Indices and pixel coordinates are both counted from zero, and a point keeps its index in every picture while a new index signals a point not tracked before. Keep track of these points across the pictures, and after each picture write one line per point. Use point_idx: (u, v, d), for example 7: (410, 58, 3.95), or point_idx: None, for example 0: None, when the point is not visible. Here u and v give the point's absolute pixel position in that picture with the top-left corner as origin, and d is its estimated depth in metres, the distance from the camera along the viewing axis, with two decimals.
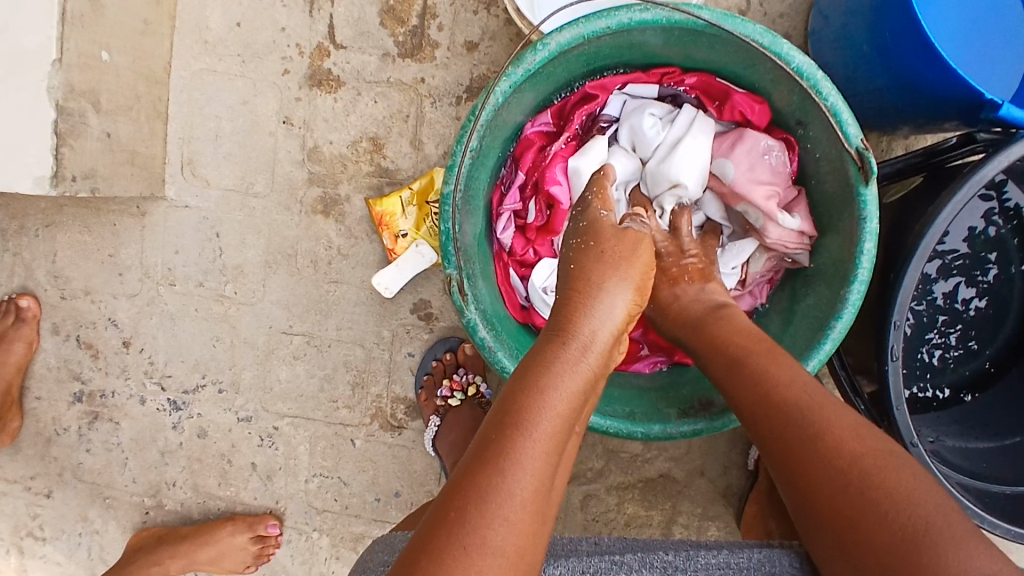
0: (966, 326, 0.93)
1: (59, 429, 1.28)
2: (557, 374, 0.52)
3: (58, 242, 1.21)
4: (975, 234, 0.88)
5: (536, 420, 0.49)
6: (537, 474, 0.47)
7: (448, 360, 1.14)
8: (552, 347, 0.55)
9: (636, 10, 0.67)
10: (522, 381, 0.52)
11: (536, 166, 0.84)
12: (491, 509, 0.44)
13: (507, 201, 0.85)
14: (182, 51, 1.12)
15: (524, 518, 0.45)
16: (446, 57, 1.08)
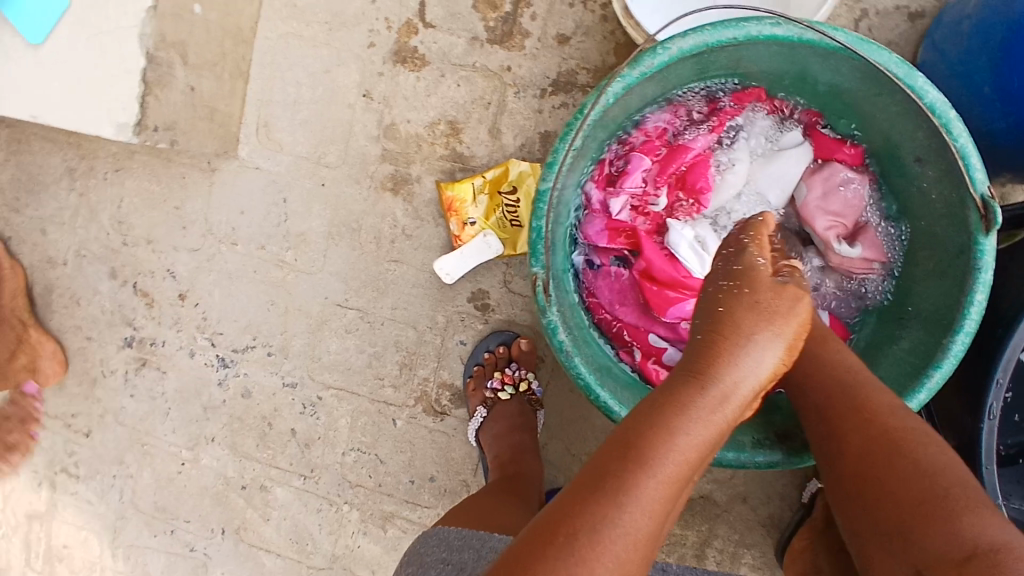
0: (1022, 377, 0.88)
1: (106, 371, 1.31)
2: (689, 421, 0.51)
3: (126, 188, 1.22)
4: None
5: (659, 464, 0.49)
6: (651, 519, 0.48)
7: (501, 353, 1.12)
8: (690, 388, 0.53)
9: (767, 23, 0.65)
10: (651, 418, 0.52)
11: (671, 160, 0.83)
12: (598, 545, 0.46)
13: (631, 184, 0.83)
14: (271, 13, 1.11)
15: (627, 558, 0.47)
16: (536, 47, 1.06)
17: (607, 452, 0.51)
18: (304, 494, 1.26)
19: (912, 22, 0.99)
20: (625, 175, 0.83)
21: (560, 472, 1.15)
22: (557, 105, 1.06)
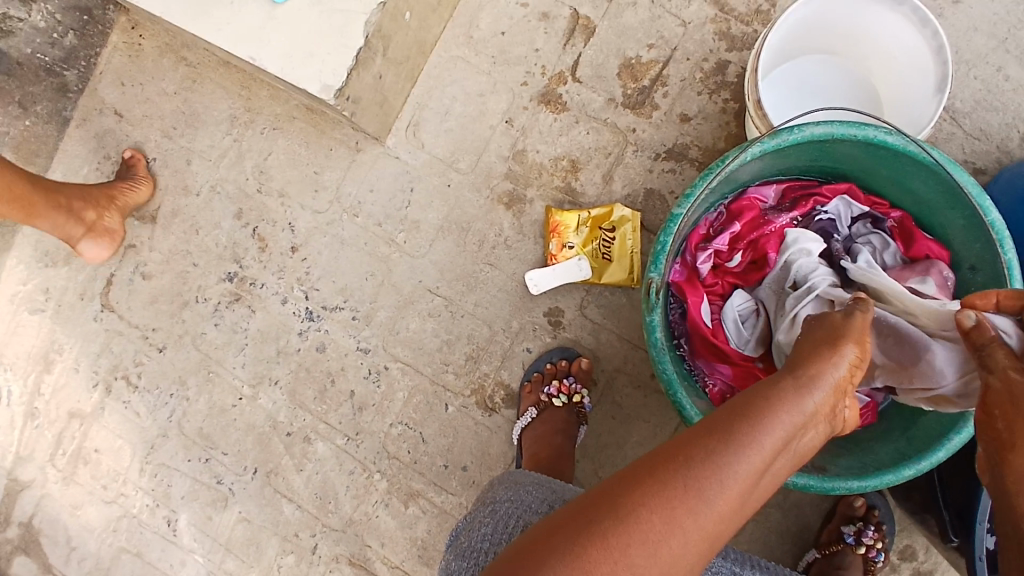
0: None
1: (199, 297, 1.44)
2: (797, 398, 0.63)
3: (276, 146, 1.40)
4: None
5: (771, 422, 0.60)
6: (759, 463, 0.59)
7: (562, 365, 1.24)
8: (801, 375, 0.65)
9: (882, 131, 0.82)
10: (765, 390, 0.63)
11: (754, 225, 0.93)
12: (714, 470, 0.57)
13: (717, 242, 0.93)
14: (450, 37, 1.32)
15: (735, 489, 0.58)
16: (660, 119, 1.25)
17: (728, 407, 0.63)
18: (343, 454, 1.35)
19: (975, 175, 1.18)
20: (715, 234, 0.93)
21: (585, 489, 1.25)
22: (666, 169, 1.25)
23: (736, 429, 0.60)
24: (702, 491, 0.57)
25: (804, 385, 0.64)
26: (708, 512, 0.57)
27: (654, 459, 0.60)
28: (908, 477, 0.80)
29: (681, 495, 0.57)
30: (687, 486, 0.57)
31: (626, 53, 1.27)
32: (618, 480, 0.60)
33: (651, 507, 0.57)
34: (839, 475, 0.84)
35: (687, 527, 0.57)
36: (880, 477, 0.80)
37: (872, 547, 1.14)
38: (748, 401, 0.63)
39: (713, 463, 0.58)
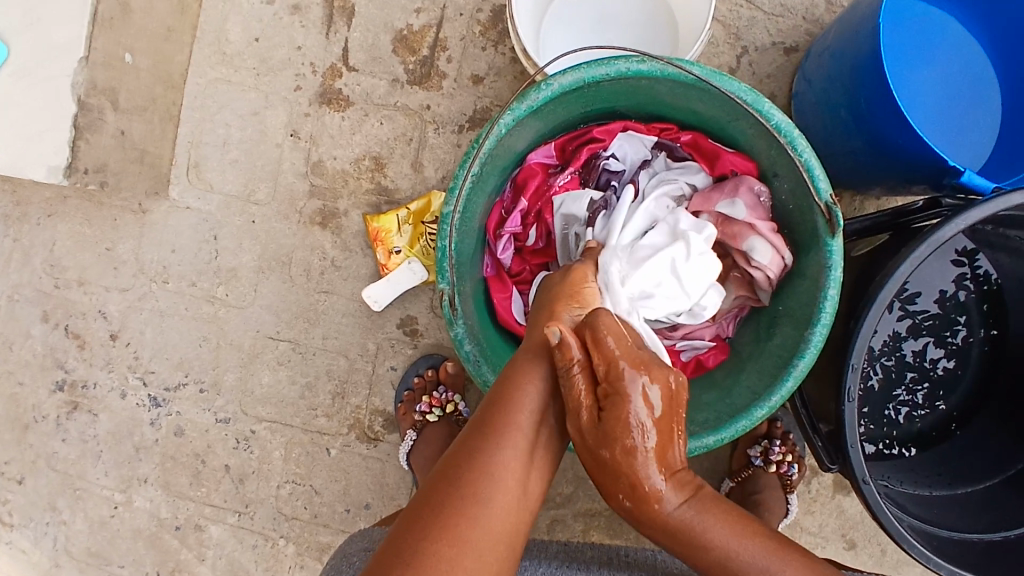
0: (934, 385, 1.01)
1: (38, 416, 1.27)
2: (537, 370, 0.67)
3: (59, 232, 1.23)
4: (945, 296, 0.98)
5: (518, 404, 0.64)
6: (519, 449, 0.62)
7: (430, 376, 1.16)
8: (535, 344, 0.69)
9: (633, 61, 0.73)
10: (507, 375, 0.67)
11: (541, 194, 0.88)
12: (479, 474, 0.60)
13: (509, 224, 0.88)
14: (201, 60, 1.17)
15: (506, 480, 0.61)
16: (452, 87, 1.14)
17: (483, 408, 0.65)
18: (239, 530, 1.24)
19: (787, 57, 1.11)
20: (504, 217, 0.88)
21: None
22: None
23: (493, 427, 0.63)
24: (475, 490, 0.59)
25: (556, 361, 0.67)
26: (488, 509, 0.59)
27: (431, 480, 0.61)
28: (761, 418, 0.74)
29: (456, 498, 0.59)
30: (456, 491, 0.59)
31: (395, 25, 1.15)
32: (403, 523, 0.59)
33: (433, 537, 0.56)
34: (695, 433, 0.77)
35: (473, 539, 0.57)
36: (733, 426, 0.74)
37: (782, 462, 1.11)
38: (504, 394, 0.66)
39: (478, 466, 0.60)
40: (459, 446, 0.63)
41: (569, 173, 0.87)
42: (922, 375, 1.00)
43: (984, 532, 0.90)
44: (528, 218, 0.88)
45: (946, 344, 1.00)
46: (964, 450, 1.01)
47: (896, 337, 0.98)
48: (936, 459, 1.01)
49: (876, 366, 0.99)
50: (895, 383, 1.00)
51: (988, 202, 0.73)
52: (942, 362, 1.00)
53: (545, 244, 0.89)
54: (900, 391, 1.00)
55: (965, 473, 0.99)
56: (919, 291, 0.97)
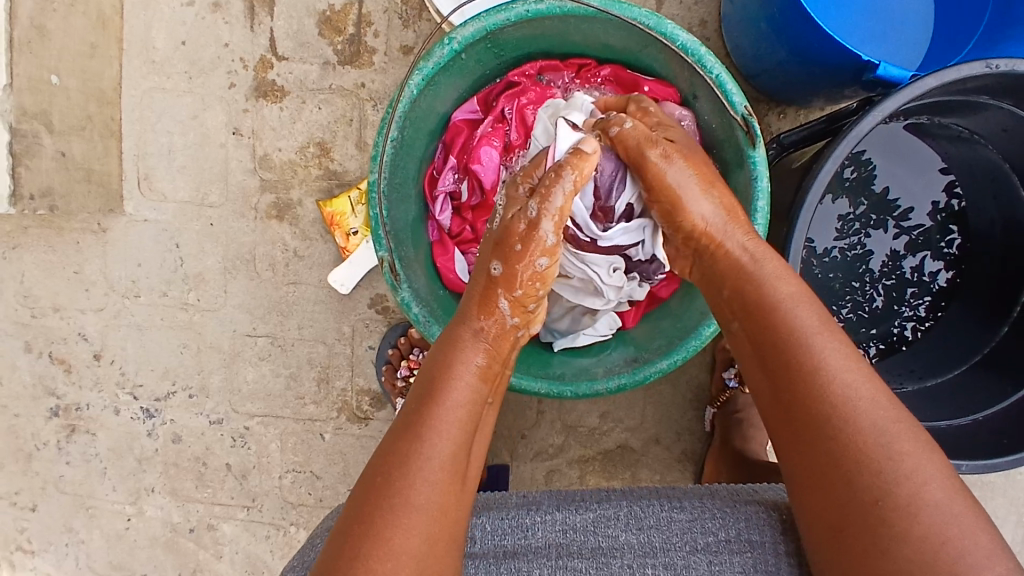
0: (936, 296, 1.02)
1: (38, 444, 1.31)
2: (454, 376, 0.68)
3: (25, 263, 1.25)
4: (937, 208, 0.99)
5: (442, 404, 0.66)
6: (451, 448, 0.64)
7: (403, 343, 1.17)
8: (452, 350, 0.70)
9: (530, 2, 0.73)
10: (427, 384, 0.68)
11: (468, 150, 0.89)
12: (410, 472, 0.61)
13: (442, 185, 0.89)
14: (132, 71, 1.17)
15: (440, 477, 0.62)
16: (384, 61, 1.14)
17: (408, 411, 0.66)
18: (251, 524, 1.27)
19: None
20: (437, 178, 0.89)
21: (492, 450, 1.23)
22: None
23: (417, 423, 0.64)
24: (412, 498, 0.60)
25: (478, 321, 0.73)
26: (424, 513, 0.60)
27: (359, 500, 0.61)
28: (709, 336, 0.77)
29: (392, 513, 0.59)
30: (392, 505, 0.59)
31: (317, 7, 1.14)
32: (343, 530, 0.60)
33: (365, 548, 0.57)
34: (649, 360, 0.81)
35: (406, 542, 0.58)
36: (684, 348, 0.78)
37: None
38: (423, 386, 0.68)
39: (406, 465, 0.61)
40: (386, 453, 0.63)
41: (490, 124, 0.87)
42: (923, 289, 1.01)
43: (954, 418, 0.91)
44: (459, 174, 0.89)
45: (943, 255, 1.01)
46: (939, 343, 1.01)
47: (895, 255, 1.00)
48: (914, 355, 1.02)
49: (877, 287, 1.00)
50: (897, 300, 1.01)
51: (902, 90, 0.73)
52: (942, 274, 1.01)
53: (480, 200, 0.90)
54: (903, 306, 1.01)
55: (933, 364, 1.00)
56: (911, 207, 0.98)
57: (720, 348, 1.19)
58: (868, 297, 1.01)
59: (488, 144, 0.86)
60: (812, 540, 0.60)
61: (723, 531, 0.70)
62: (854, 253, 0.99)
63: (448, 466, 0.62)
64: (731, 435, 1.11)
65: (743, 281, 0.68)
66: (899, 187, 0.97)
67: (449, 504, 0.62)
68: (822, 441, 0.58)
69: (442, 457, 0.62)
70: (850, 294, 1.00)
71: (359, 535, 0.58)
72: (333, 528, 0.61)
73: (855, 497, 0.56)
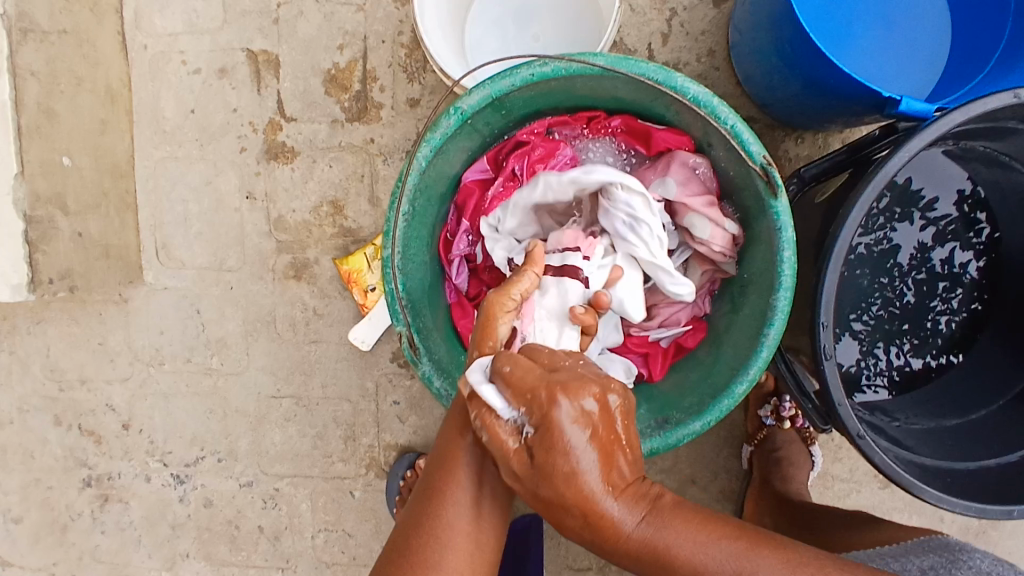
0: (967, 287, 0.98)
1: (73, 515, 1.31)
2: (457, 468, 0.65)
3: (50, 337, 1.26)
4: (963, 197, 0.94)
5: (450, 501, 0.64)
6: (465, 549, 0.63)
7: (411, 474, 1.14)
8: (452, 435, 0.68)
9: (535, 66, 0.72)
10: (433, 476, 0.66)
11: (480, 210, 0.88)
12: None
13: (458, 248, 0.88)
14: (144, 142, 1.19)
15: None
16: (392, 116, 1.13)
17: (419, 504, 0.65)
18: None
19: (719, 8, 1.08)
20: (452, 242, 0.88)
21: None
22: None
23: (427, 504, 0.65)
24: None
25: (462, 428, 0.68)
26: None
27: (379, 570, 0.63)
28: (741, 395, 0.74)
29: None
30: None
31: (322, 66, 1.14)
32: None
33: None
34: (680, 420, 0.78)
35: None
36: (716, 408, 0.75)
37: (796, 416, 1.14)
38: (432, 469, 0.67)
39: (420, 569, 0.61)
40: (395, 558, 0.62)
41: (502, 183, 0.85)
42: (953, 282, 0.98)
43: (1000, 456, 0.88)
44: (472, 236, 0.88)
45: (973, 244, 0.97)
46: (982, 364, 0.98)
47: (923, 248, 0.95)
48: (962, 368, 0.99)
49: (907, 281, 0.97)
50: (928, 295, 0.98)
51: (929, 127, 0.70)
52: (971, 264, 0.97)
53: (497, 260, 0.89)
54: (935, 301, 0.98)
55: (978, 386, 0.97)
56: (935, 197, 0.94)
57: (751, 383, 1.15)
58: (899, 293, 0.97)
59: (501, 205, 0.85)
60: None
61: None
62: (880, 249, 0.95)
63: (456, 552, 0.62)
64: (773, 475, 1.08)
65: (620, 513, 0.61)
66: (923, 179, 0.93)
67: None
68: None
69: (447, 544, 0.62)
70: (879, 291, 0.97)
71: None
72: None
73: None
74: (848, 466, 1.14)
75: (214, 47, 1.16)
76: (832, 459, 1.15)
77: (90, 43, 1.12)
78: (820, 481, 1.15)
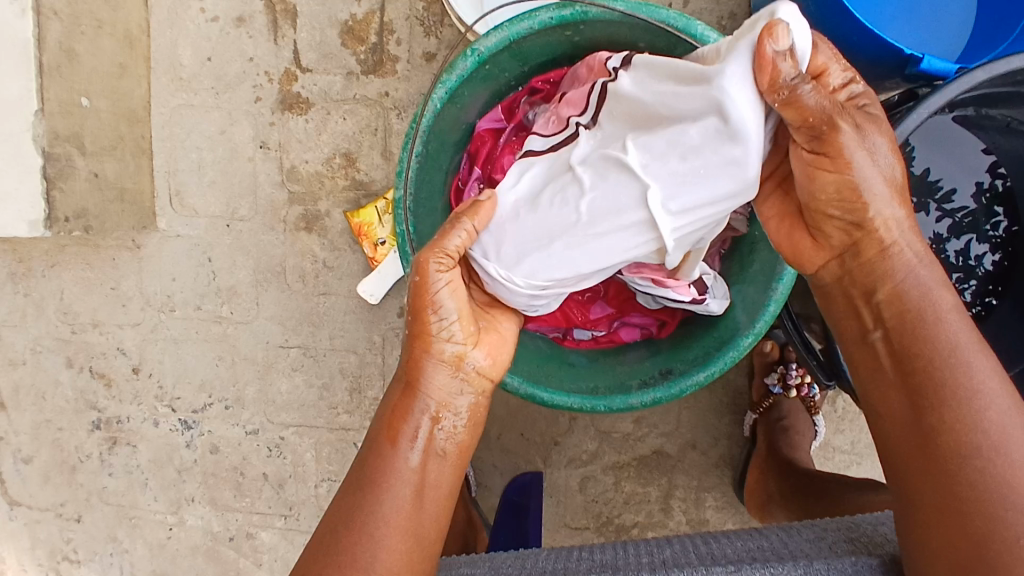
0: (983, 280, 0.98)
1: (82, 457, 1.34)
2: (401, 420, 0.68)
3: (64, 280, 1.28)
4: (981, 189, 0.95)
5: (392, 451, 0.67)
6: (404, 499, 0.65)
7: None
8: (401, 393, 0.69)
9: (554, 9, 0.72)
10: (379, 429, 0.69)
11: (491, 159, 0.86)
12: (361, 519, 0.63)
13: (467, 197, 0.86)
14: (160, 89, 1.20)
15: (390, 531, 0.63)
16: (407, 69, 1.13)
17: (369, 454, 0.68)
18: (289, 532, 1.28)
19: None
20: (462, 191, 0.87)
21: (525, 457, 1.22)
22: None
23: (365, 480, 0.66)
24: (359, 554, 0.62)
25: (416, 384, 0.69)
26: (374, 572, 0.61)
27: (309, 555, 0.64)
28: (747, 347, 0.76)
29: (343, 570, 0.61)
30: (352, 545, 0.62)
31: (340, 17, 1.14)
32: (316, 554, 0.64)
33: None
34: (685, 372, 0.79)
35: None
36: (721, 360, 0.76)
37: (802, 385, 1.12)
38: (376, 433, 0.69)
39: (358, 514, 0.64)
40: (345, 493, 0.66)
41: (513, 132, 0.84)
42: (968, 274, 0.98)
43: None
44: (483, 185, 0.85)
45: (989, 238, 0.97)
46: (982, 349, 0.98)
47: (938, 239, 0.96)
48: None
49: None
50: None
51: (946, 87, 0.70)
52: (987, 257, 0.98)
53: None
54: None
55: None
56: (953, 188, 0.95)
57: (757, 352, 1.16)
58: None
59: (510, 153, 0.82)
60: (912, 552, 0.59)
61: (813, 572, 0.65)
62: None
63: (398, 522, 0.64)
64: (777, 442, 1.09)
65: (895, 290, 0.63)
66: (940, 168, 0.94)
67: (401, 561, 0.63)
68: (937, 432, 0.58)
69: (390, 514, 0.64)
70: None
71: (326, 559, 0.62)
72: (309, 545, 0.66)
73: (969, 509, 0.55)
74: (850, 436, 1.15)
75: None
76: (833, 429, 1.16)
77: None
78: (821, 451, 1.16)
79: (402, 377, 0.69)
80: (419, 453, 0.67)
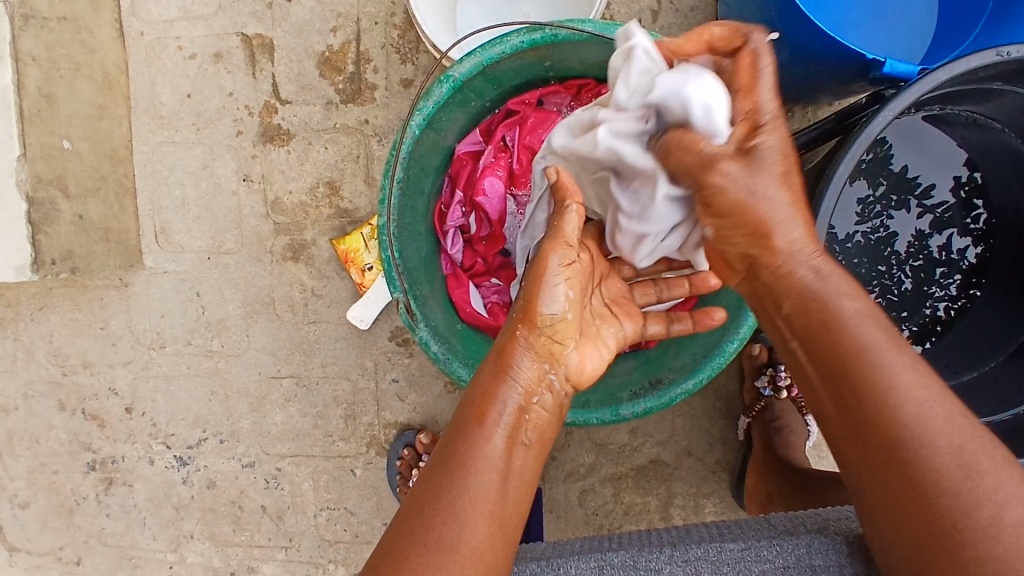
0: (965, 273, 1.00)
1: (79, 499, 1.32)
2: (492, 396, 0.64)
3: (52, 323, 1.28)
4: (960, 182, 0.97)
5: (479, 428, 0.63)
6: (496, 472, 0.61)
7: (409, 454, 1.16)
8: (492, 369, 0.66)
9: (524, 33, 0.74)
10: (464, 408, 0.65)
11: (471, 182, 0.89)
12: (444, 508, 0.58)
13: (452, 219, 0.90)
14: (141, 128, 1.21)
15: (484, 512, 0.59)
16: (386, 96, 1.14)
17: (453, 433, 0.64)
18: (290, 564, 1.26)
19: None
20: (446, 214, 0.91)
21: None
22: None
23: (452, 459, 0.61)
24: (446, 536, 0.57)
25: (508, 365, 0.66)
26: (457, 553, 0.56)
27: (386, 541, 0.59)
28: (734, 353, 0.77)
29: (423, 553, 0.56)
30: (439, 516, 0.58)
31: (316, 49, 1.15)
32: (392, 537, 0.59)
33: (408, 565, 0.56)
34: (674, 380, 0.81)
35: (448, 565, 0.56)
36: (709, 364, 0.78)
37: (790, 386, 1.14)
38: (464, 411, 0.65)
39: (447, 494, 0.59)
40: (426, 471, 0.62)
41: (492, 154, 0.87)
42: (951, 268, 1.00)
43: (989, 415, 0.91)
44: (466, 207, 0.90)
45: (970, 231, 0.99)
46: (961, 344, 1.00)
47: (920, 235, 0.99)
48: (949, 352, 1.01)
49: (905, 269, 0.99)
50: (926, 281, 1.00)
51: (908, 88, 0.71)
52: (970, 250, 1.00)
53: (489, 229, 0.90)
54: (932, 288, 1.00)
55: (972, 355, 0.99)
56: (933, 184, 0.97)
57: (745, 355, 1.17)
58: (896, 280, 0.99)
59: (492, 175, 0.87)
60: (882, 550, 0.57)
61: (780, 560, 0.68)
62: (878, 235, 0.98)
63: (485, 502, 0.59)
64: (773, 443, 1.10)
65: (802, 294, 0.63)
66: (919, 164, 0.96)
67: (490, 545, 0.58)
68: (900, 453, 0.55)
69: (479, 493, 0.59)
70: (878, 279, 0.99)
71: (405, 544, 0.57)
72: (382, 534, 0.60)
73: (936, 513, 0.53)
74: None
75: (208, 32, 1.17)
76: None
77: (87, 30, 1.15)
78: (815, 451, 1.17)
79: (494, 350, 0.67)
80: (507, 438, 0.63)
